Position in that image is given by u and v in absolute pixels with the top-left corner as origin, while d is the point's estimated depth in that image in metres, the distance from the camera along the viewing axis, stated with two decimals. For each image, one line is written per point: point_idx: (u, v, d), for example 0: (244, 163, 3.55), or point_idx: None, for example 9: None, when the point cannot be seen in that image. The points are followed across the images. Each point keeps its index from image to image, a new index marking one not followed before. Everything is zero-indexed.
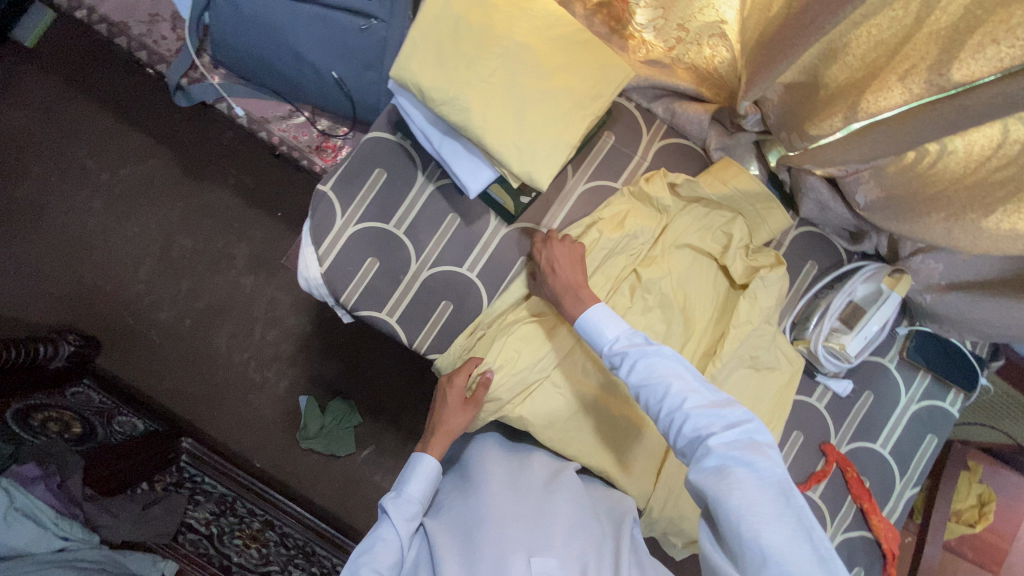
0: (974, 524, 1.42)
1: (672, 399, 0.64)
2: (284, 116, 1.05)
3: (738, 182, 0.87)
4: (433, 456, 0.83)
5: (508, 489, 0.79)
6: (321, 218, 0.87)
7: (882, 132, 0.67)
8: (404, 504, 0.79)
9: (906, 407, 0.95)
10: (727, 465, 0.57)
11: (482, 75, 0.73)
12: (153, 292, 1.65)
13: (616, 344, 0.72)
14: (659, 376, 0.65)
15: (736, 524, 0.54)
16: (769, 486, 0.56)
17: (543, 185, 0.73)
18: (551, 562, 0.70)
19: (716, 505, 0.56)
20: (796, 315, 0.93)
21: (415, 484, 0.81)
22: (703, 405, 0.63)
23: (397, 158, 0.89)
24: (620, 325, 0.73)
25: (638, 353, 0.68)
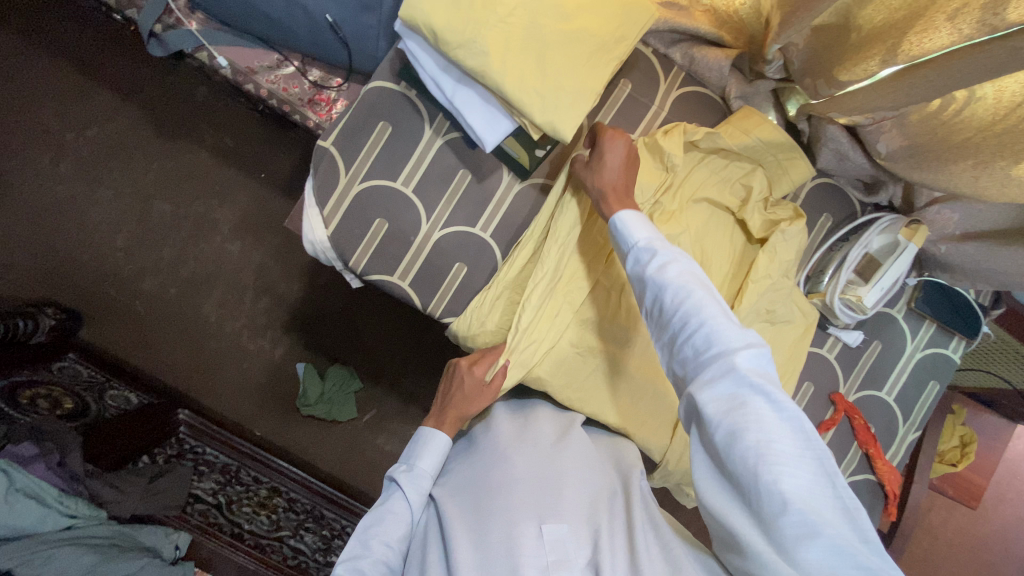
0: (956, 463, 1.50)
1: (692, 313, 0.62)
2: (272, 67, 0.98)
3: (760, 132, 0.84)
4: (445, 433, 0.82)
5: (516, 451, 0.79)
6: (322, 177, 0.82)
7: (922, 76, 0.65)
8: (414, 479, 0.78)
9: (911, 355, 0.97)
10: (750, 393, 0.55)
11: (499, 15, 0.67)
12: (135, 261, 1.57)
13: (644, 247, 0.70)
14: (685, 290, 0.63)
15: (756, 462, 0.52)
16: (789, 424, 0.54)
17: (567, 137, 0.70)
18: (563, 528, 0.69)
19: (732, 434, 0.54)
20: (811, 268, 0.92)
21: (425, 458, 0.80)
22: (723, 324, 0.60)
23: (402, 109, 0.83)
24: (645, 240, 0.71)
25: (666, 264, 0.67)
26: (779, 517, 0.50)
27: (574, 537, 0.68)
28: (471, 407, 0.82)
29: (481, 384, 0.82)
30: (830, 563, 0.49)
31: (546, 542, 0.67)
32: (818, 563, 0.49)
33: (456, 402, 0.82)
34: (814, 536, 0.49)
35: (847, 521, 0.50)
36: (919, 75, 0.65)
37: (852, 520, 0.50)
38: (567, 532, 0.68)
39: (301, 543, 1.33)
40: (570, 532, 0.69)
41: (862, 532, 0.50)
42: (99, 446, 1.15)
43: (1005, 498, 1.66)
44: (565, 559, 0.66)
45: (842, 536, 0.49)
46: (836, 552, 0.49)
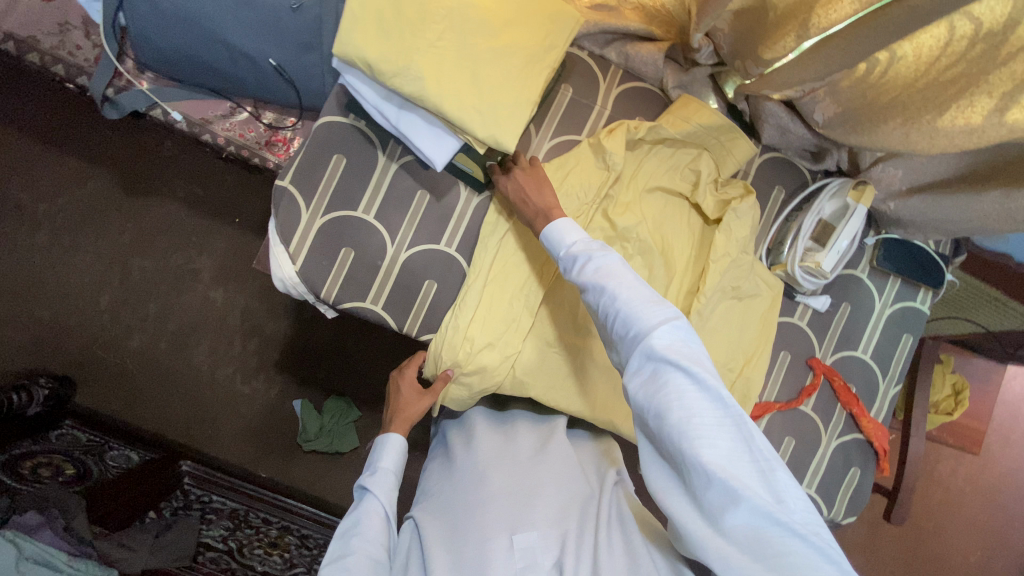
0: (952, 412, 1.51)
1: (613, 303, 0.66)
2: (225, 115, 1.00)
3: (699, 118, 0.88)
4: (399, 432, 0.86)
5: (491, 466, 0.81)
6: (284, 215, 0.84)
7: (833, 47, 0.68)
8: (378, 479, 0.80)
9: (881, 312, 0.99)
10: (669, 371, 0.58)
11: (429, 40, 0.70)
12: (121, 320, 1.58)
13: (570, 250, 0.73)
14: (605, 282, 0.67)
15: (677, 437, 0.55)
16: (708, 394, 0.56)
17: (510, 147, 0.72)
18: (533, 536, 0.71)
19: (658, 414, 0.57)
20: (770, 241, 0.95)
21: (387, 459, 0.83)
22: (641, 308, 0.63)
23: (355, 140, 0.86)
24: (572, 235, 0.74)
25: (589, 258, 0.70)
26: (704, 486, 0.54)
27: (545, 543, 0.71)
28: (412, 408, 0.88)
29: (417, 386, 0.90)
30: (754, 524, 0.52)
31: (515, 552, 0.70)
32: (741, 522, 0.53)
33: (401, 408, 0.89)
34: (734, 499, 0.52)
35: (766, 481, 0.53)
36: (831, 46, 0.68)
37: (769, 478, 0.53)
38: (537, 540, 0.71)
39: None
40: (542, 539, 0.71)
41: (780, 490, 0.53)
42: (103, 505, 1.18)
43: (1006, 440, 1.68)
44: (535, 566, 0.69)
45: (760, 496, 0.52)
46: (757, 515, 0.52)
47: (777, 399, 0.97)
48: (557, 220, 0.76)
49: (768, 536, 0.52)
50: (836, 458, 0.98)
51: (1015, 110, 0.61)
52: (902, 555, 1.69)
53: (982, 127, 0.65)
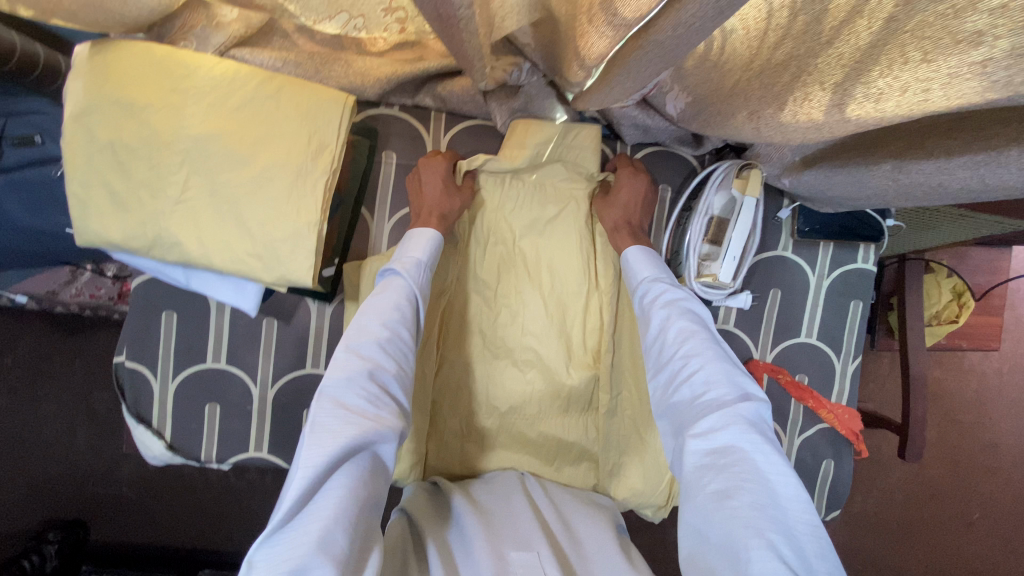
0: (958, 319, 1.37)
1: (691, 353, 0.62)
2: (68, 281, 0.94)
3: (534, 138, 0.75)
4: (433, 228, 0.72)
5: (487, 504, 0.71)
6: (134, 392, 0.79)
7: (618, 74, 0.52)
8: (409, 268, 0.68)
9: (818, 285, 0.87)
10: (745, 446, 0.53)
11: (174, 196, 0.60)
12: (103, 455, 1.60)
13: (649, 280, 0.72)
14: (685, 329, 0.64)
15: (741, 520, 0.48)
16: (782, 484, 0.51)
17: (307, 283, 0.62)
18: (534, 554, 0.60)
19: (721, 490, 0.51)
20: (666, 251, 0.83)
21: (416, 248, 0.70)
22: (718, 370, 0.59)
23: (177, 291, 0.78)
24: (648, 270, 0.73)
25: (666, 297, 0.68)
26: None
27: (547, 562, 0.59)
28: (449, 204, 0.75)
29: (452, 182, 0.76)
30: None
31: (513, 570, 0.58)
32: None
33: (426, 199, 0.75)
34: None
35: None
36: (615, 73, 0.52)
37: None
38: (538, 559, 0.59)
39: None
40: (543, 559, 0.59)
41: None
42: None
43: None
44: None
45: None
46: None
47: None
48: (635, 246, 0.76)
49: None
50: (803, 455, 0.89)
51: (853, 105, 0.46)
52: None
53: (826, 123, 0.50)
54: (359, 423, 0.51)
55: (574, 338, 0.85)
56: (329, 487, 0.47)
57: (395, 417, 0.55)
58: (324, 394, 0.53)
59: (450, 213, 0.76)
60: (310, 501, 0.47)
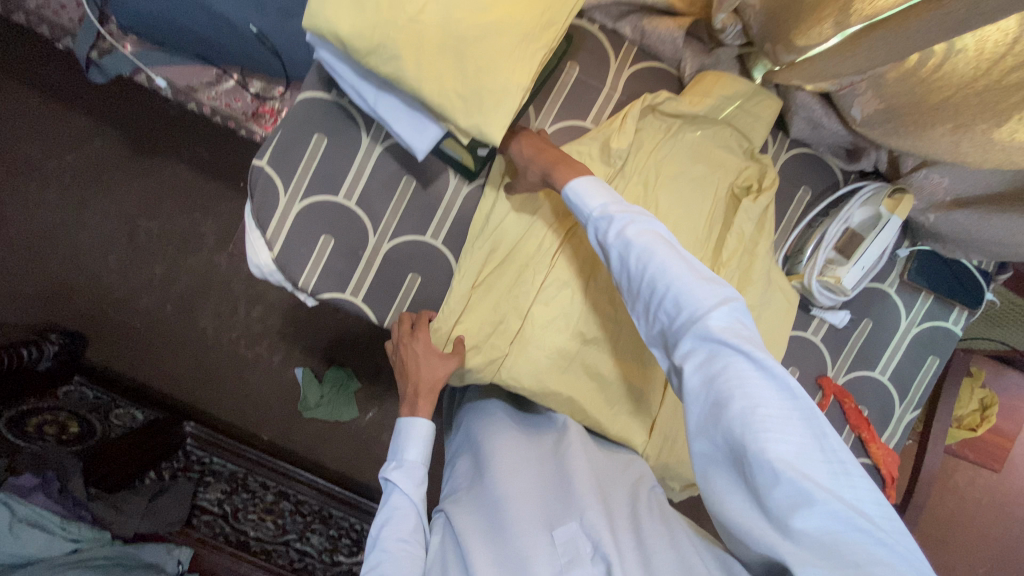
0: (976, 428, 1.42)
1: (658, 276, 0.58)
2: (211, 82, 0.95)
3: (721, 90, 0.79)
4: (424, 417, 0.79)
5: (526, 459, 0.77)
6: (261, 198, 0.80)
7: (879, 38, 0.58)
8: (403, 471, 0.76)
9: (906, 331, 0.91)
10: (728, 355, 0.52)
11: (408, 12, 0.62)
12: (127, 281, 1.56)
13: (604, 211, 0.63)
14: (648, 248, 0.59)
15: (741, 433, 0.49)
16: (770, 380, 0.51)
17: (496, 141, 0.65)
18: (573, 526, 0.67)
19: (718, 405, 0.52)
20: (789, 247, 0.86)
21: (412, 449, 0.77)
22: (690, 281, 0.56)
23: (337, 119, 0.80)
24: (598, 199, 0.64)
25: (624, 220, 0.61)
26: (773, 488, 0.48)
27: (586, 530, 0.66)
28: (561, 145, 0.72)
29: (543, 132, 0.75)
30: (829, 529, 0.46)
31: (557, 546, 0.65)
32: (817, 531, 0.46)
33: (421, 374, 0.79)
34: (809, 504, 0.46)
35: (837, 482, 0.48)
36: (873, 37, 0.58)
37: (846, 478, 0.48)
38: (579, 529, 0.66)
39: (308, 544, 1.35)
40: (583, 529, 0.66)
41: (853, 489, 0.48)
42: (104, 467, 1.20)
43: None
44: (578, 557, 0.64)
45: (834, 500, 0.46)
46: (833, 517, 0.46)
47: None
48: (579, 176, 0.67)
49: (849, 545, 0.45)
50: None
51: None
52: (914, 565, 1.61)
53: None
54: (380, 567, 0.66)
55: None
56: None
57: (411, 527, 0.71)
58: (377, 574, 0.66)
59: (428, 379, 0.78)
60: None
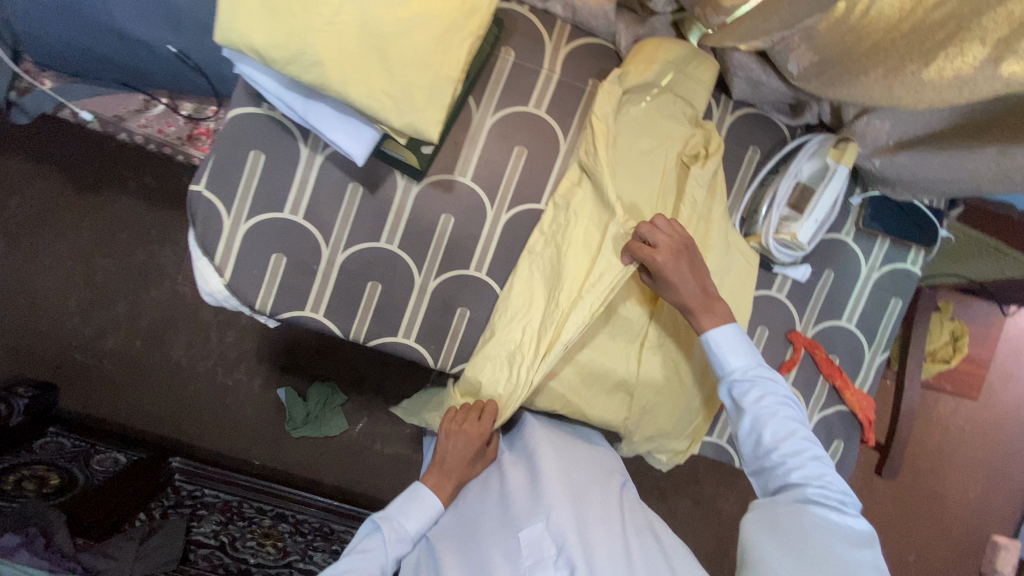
0: (951, 360, 1.45)
1: (788, 440, 0.68)
2: (140, 110, 0.92)
3: (664, 55, 0.78)
4: (437, 496, 0.81)
5: (509, 472, 0.80)
6: (204, 224, 0.77)
7: None
8: (399, 538, 0.78)
9: (868, 277, 0.92)
10: (834, 514, 0.63)
11: (324, 15, 0.60)
12: (90, 324, 1.51)
13: (743, 373, 0.73)
14: (785, 416, 0.69)
15: (832, 574, 0.58)
16: (863, 550, 0.61)
17: (433, 137, 0.63)
18: (536, 529, 0.70)
19: (816, 545, 0.61)
20: (744, 208, 0.87)
21: (411, 517, 0.79)
22: (814, 455, 0.67)
23: (272, 133, 0.77)
24: (742, 359, 0.74)
25: (766, 388, 0.72)
26: None
27: (550, 531, 0.70)
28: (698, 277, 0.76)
29: (677, 245, 0.75)
30: None
31: (523, 549, 0.69)
32: None
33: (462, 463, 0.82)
34: None
35: None
36: None
37: None
38: (543, 532, 0.70)
39: (312, 563, 1.32)
40: (547, 530, 0.70)
41: None
42: (98, 508, 1.18)
43: (1011, 377, 1.66)
44: (541, 559, 0.68)
45: None
46: None
47: None
48: (730, 327, 0.75)
49: None
50: (819, 431, 0.94)
51: (1014, 61, 0.50)
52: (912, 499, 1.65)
53: (974, 80, 0.54)
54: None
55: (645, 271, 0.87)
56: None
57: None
58: None
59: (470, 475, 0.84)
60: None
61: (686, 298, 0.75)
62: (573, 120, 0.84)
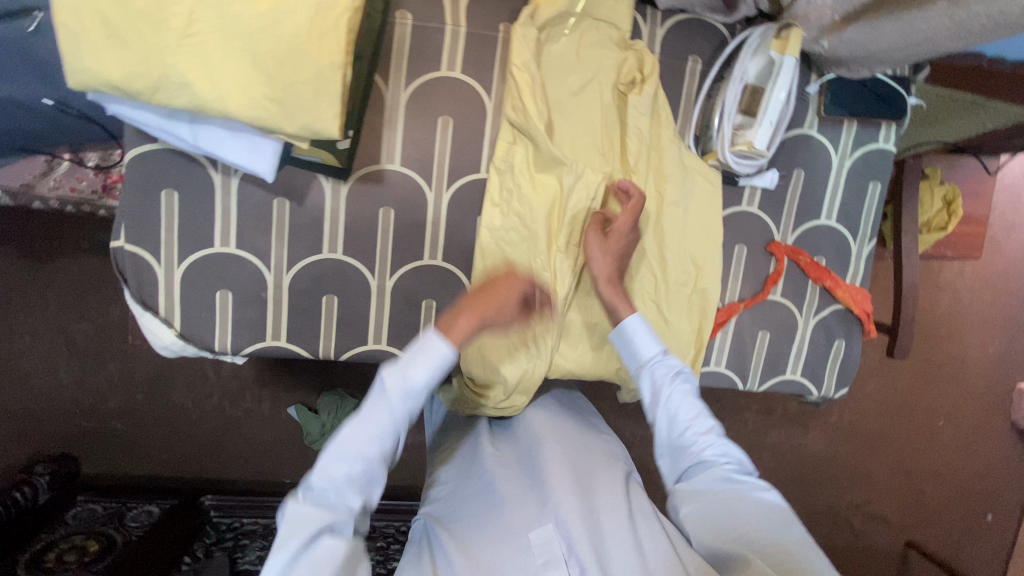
0: (947, 226, 1.40)
1: (696, 426, 0.69)
2: (44, 172, 0.85)
3: None
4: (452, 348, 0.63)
5: (514, 469, 0.75)
6: (137, 280, 0.73)
7: None
8: (405, 398, 0.61)
9: (840, 166, 0.87)
10: (745, 488, 0.65)
11: (178, 30, 0.54)
12: (55, 397, 1.34)
13: (648, 361, 0.72)
14: (688, 402, 0.70)
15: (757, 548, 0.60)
16: (779, 517, 0.63)
17: (333, 134, 0.57)
18: (547, 529, 0.65)
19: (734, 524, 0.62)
20: (696, 126, 0.81)
21: (419, 371, 0.62)
22: (719, 437, 0.68)
23: (178, 166, 0.72)
24: (647, 348, 0.73)
25: (670, 375, 0.71)
26: None
27: (560, 529, 0.65)
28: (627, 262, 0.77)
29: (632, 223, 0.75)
30: None
31: (533, 548, 0.65)
32: None
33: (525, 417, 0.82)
34: None
35: None
36: None
37: None
38: (554, 532, 0.65)
39: None
40: (556, 531, 0.65)
41: None
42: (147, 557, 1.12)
43: (1014, 227, 1.61)
44: (555, 558, 0.64)
45: None
46: None
47: (741, 297, 0.88)
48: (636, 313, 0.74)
49: None
50: (818, 336, 0.91)
51: None
52: (935, 369, 1.64)
53: None
54: (338, 511, 0.56)
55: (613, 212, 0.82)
56: (303, 563, 0.53)
57: (380, 476, 0.59)
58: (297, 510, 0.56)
59: (496, 321, 0.68)
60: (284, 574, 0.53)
61: (599, 266, 0.75)
62: (491, 75, 0.76)
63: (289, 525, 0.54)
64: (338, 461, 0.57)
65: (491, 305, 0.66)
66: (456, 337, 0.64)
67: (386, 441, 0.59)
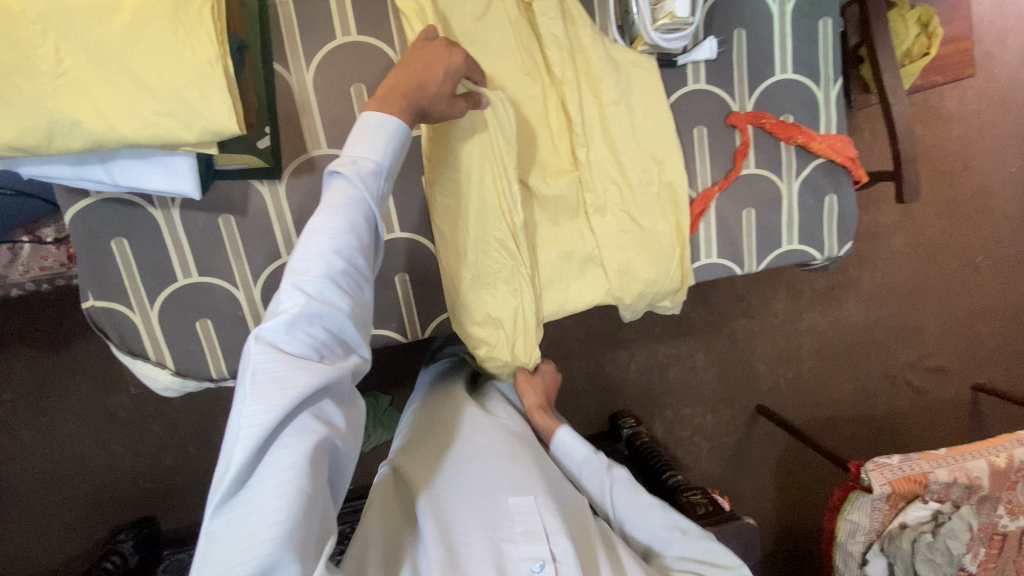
0: (930, 50, 1.28)
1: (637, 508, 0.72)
2: (10, 259, 0.86)
3: None
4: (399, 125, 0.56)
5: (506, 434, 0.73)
6: (118, 331, 0.75)
7: None
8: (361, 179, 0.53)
9: (782, 13, 0.81)
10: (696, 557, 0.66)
11: (47, 71, 0.52)
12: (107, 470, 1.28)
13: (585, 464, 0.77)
14: (625, 490, 0.73)
15: None
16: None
17: (233, 130, 0.56)
18: (532, 500, 0.63)
19: None
20: (616, 15, 0.76)
21: (367, 148, 0.54)
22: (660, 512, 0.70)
23: (117, 213, 0.72)
24: (581, 452, 0.78)
25: (605, 469, 0.76)
26: None
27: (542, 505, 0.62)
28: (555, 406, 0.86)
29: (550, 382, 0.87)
30: None
31: (514, 517, 0.62)
32: None
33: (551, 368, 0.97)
34: None
35: None
36: None
37: None
38: (537, 505, 0.63)
39: None
40: (539, 505, 0.63)
41: None
42: None
43: (1005, 35, 1.50)
44: (533, 532, 0.61)
45: None
46: None
47: (715, 180, 0.84)
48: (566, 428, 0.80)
49: None
50: (804, 198, 0.86)
51: None
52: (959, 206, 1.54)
53: None
54: (311, 369, 0.47)
55: (558, 130, 0.78)
56: (279, 450, 0.46)
57: (347, 314, 0.51)
58: (261, 335, 0.47)
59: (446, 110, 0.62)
60: (255, 471, 0.46)
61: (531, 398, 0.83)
62: (390, 29, 0.73)
63: (251, 405, 0.44)
64: (293, 309, 0.47)
65: (418, 80, 0.58)
66: (379, 107, 0.56)
67: (341, 264, 0.50)
